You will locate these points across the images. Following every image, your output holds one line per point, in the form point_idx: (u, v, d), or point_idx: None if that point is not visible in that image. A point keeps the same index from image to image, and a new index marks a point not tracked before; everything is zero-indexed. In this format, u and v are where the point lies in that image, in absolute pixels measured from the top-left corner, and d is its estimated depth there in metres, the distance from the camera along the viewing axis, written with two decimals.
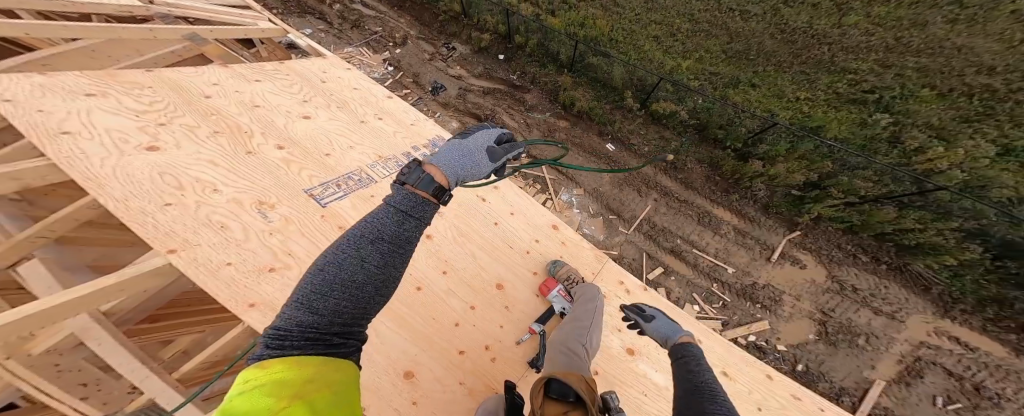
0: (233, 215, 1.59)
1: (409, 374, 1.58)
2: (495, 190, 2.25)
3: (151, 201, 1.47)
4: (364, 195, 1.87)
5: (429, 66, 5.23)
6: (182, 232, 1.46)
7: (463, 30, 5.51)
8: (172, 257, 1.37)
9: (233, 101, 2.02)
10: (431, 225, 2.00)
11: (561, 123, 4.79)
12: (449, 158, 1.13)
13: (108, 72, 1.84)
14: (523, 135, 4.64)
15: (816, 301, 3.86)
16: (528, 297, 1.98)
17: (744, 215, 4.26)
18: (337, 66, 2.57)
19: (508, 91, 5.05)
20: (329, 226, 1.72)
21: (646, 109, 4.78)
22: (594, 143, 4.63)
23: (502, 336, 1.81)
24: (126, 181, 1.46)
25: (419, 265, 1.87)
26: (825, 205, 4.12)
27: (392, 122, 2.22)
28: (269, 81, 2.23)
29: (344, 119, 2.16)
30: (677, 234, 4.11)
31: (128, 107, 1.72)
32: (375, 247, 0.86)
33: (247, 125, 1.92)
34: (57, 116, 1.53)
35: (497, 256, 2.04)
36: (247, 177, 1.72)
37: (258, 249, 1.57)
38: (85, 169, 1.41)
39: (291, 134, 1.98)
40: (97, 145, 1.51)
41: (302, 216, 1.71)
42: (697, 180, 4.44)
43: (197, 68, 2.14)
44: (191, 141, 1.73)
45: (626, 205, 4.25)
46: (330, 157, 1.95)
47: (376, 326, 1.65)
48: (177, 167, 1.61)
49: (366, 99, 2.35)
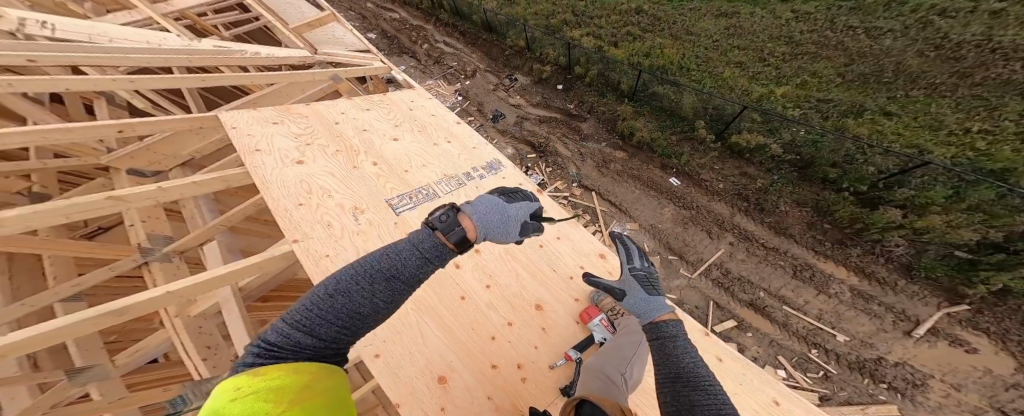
0: (335, 217, 1.92)
1: (442, 379, 1.68)
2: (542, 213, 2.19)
3: (291, 201, 1.92)
4: (427, 207, 2.06)
5: (492, 96, 5.58)
6: (303, 226, 1.85)
7: (526, 63, 5.88)
8: (294, 245, 1.76)
9: (351, 126, 2.47)
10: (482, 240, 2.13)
11: (617, 154, 4.62)
12: (481, 212, 1.17)
13: (288, 107, 2.49)
14: (576, 165, 4.57)
15: (989, 394, 2.81)
16: (567, 323, 1.93)
17: (866, 272, 3.40)
18: (421, 97, 2.94)
19: (565, 119, 5.09)
20: (398, 231, 1.91)
21: (722, 142, 4.37)
22: (656, 176, 4.33)
23: (535, 358, 1.79)
24: (280, 187, 1.96)
25: (466, 276, 2.00)
26: (1017, 276, 3.03)
27: (461, 146, 2.45)
28: (376, 111, 2.67)
29: (422, 142, 2.45)
30: (760, 285, 3.50)
31: (291, 131, 2.30)
32: (389, 286, 0.93)
33: (358, 145, 2.33)
34: (256, 138, 2.16)
35: (539, 278, 2.06)
36: (352, 187, 2.09)
37: (347, 246, 1.82)
38: (262, 176, 1.98)
39: (383, 153, 2.32)
40: (272, 159, 2.08)
41: (382, 221, 1.95)
42: (794, 225, 3.76)
43: (334, 101, 2.69)
44: (323, 157, 2.21)
45: (691, 246, 3.81)
46: (409, 174, 2.23)
47: (423, 329, 1.80)
48: (312, 180, 2.05)
49: (439, 125, 2.63)
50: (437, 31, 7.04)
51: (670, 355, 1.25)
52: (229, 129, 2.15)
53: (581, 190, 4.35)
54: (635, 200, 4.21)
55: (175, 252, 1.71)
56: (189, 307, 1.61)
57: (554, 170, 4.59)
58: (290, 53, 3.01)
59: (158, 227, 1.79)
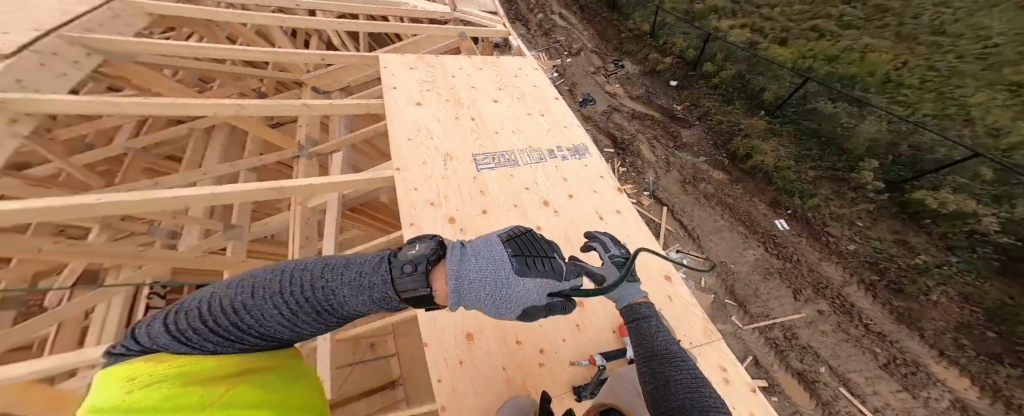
0: (427, 158, 2.09)
1: (469, 336, 1.77)
2: (618, 214, 2.06)
3: (403, 136, 2.15)
4: (505, 173, 2.13)
5: (589, 79, 6.11)
6: (403, 157, 2.06)
7: (640, 50, 6.40)
8: (395, 172, 1.98)
9: (462, 81, 2.58)
10: (541, 216, 2.01)
11: (715, 174, 4.73)
12: (477, 269, 0.91)
13: (424, 58, 2.74)
14: (657, 172, 4.81)
15: None
16: (603, 328, 1.88)
17: (998, 392, 3.01)
18: (529, 65, 2.89)
19: (663, 120, 5.38)
20: (475, 188, 2.03)
21: (895, 195, 4.14)
22: (758, 212, 4.34)
23: (560, 348, 1.78)
24: (398, 122, 2.22)
25: None
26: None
27: (554, 123, 2.43)
28: (487, 72, 2.72)
29: (518, 109, 2.47)
30: (821, 358, 3.32)
31: (419, 76, 2.56)
32: (317, 319, 0.71)
33: (464, 99, 2.45)
34: (393, 79, 2.49)
35: None
36: (451, 136, 2.22)
37: (432, 188, 1.97)
38: (390, 110, 2.28)
39: (482, 111, 2.40)
40: (398, 97, 2.37)
41: (465, 173, 2.08)
42: (935, 313, 3.46)
43: (456, 58, 2.83)
44: (435, 103, 2.39)
45: (759, 297, 3.72)
46: (498, 136, 2.28)
47: None
48: (423, 122, 2.26)
49: (539, 96, 2.61)
50: (575, 20, 7.35)
51: (645, 339, 1.21)
52: (382, 69, 2.55)
53: (650, 201, 4.54)
54: (714, 231, 4.25)
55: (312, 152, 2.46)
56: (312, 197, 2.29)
57: (629, 172, 4.85)
58: (433, 9, 3.46)
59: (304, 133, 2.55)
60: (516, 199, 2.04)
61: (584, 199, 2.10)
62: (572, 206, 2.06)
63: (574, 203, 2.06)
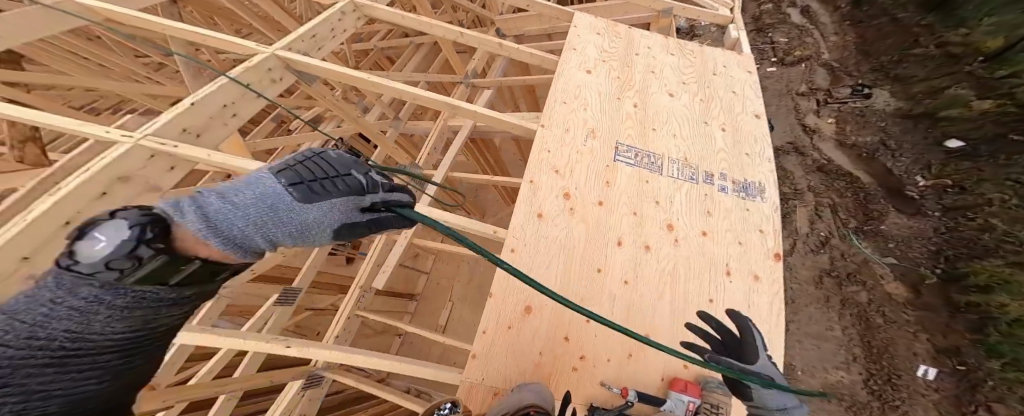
0: (571, 125, 2.00)
1: (526, 308, 1.70)
2: (753, 280, 1.73)
3: (559, 97, 2.07)
4: (642, 175, 1.91)
5: (786, 101, 5.03)
6: (550, 118, 2.01)
7: (919, 86, 4.59)
8: (539, 129, 1.96)
9: (647, 61, 2.30)
10: (658, 236, 1.80)
11: (892, 285, 3.91)
12: (238, 212, 0.79)
13: (613, 25, 2.44)
14: (795, 245, 4.24)
15: None
16: (655, 372, 1.62)
17: None
18: (741, 66, 2.37)
19: (871, 191, 4.33)
20: (602, 175, 1.89)
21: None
22: (904, 348, 3.67)
23: (601, 366, 1.61)
24: (564, 82, 2.13)
25: (620, 251, 1.76)
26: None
27: (730, 145, 2.04)
28: (679, 59, 2.35)
29: (696, 113, 2.13)
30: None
31: (603, 40, 2.36)
32: (51, 365, 0.61)
33: (638, 81, 2.20)
34: (578, 35, 2.35)
35: (676, 318, 1.65)
36: (606, 113, 2.06)
37: (563, 157, 1.91)
38: (562, 65, 2.19)
39: (652, 101, 2.13)
40: (574, 56, 2.24)
41: (601, 157, 1.93)
42: None
43: (650, 32, 2.48)
44: (606, 73, 2.20)
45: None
46: (654, 133, 2.03)
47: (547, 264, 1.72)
48: (584, 89, 2.12)
49: (730, 107, 2.18)
50: (830, 24, 5.42)
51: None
52: (571, 28, 2.38)
53: None
54: (815, 336, 3.85)
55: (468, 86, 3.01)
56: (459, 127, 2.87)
57: None
58: None
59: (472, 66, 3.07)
60: (638, 207, 1.84)
61: (720, 243, 1.81)
62: (705, 244, 1.80)
63: (700, 241, 1.80)
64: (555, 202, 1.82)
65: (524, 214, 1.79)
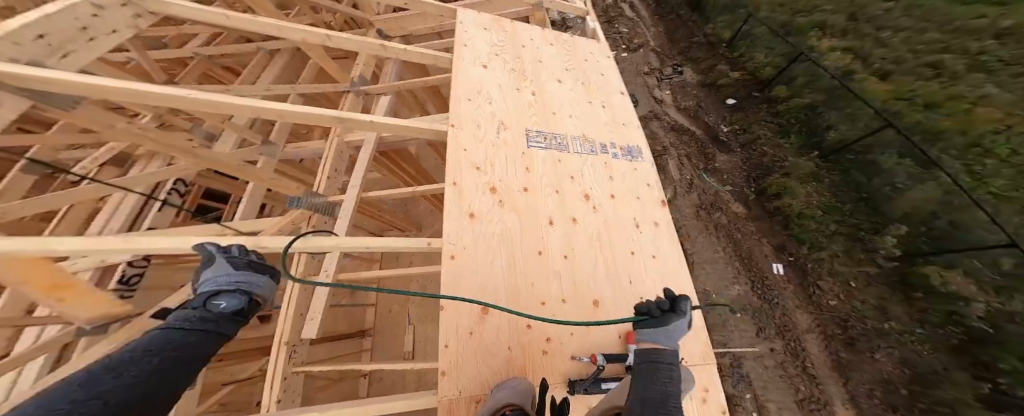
0: (480, 119, 2.02)
1: (484, 309, 1.64)
2: (655, 225, 2.08)
3: (463, 94, 2.08)
4: (555, 156, 2.07)
5: (639, 79, 6.18)
6: (459, 117, 2.00)
7: (707, 60, 6.12)
8: (450, 129, 1.92)
9: (535, 53, 2.51)
10: (582, 209, 1.98)
11: (735, 206, 4.83)
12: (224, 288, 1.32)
13: (499, 20, 2.60)
14: (676, 189, 5.03)
15: None
16: (612, 331, 1.77)
17: None
18: (603, 53, 2.81)
19: (702, 140, 5.46)
20: (521, 162, 1.97)
21: (905, 263, 3.91)
22: (760, 252, 4.47)
23: (566, 341, 1.68)
24: (462, 81, 2.12)
25: (555, 232, 1.88)
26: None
27: (615, 119, 2.40)
28: (559, 49, 2.63)
29: (581, 95, 2.42)
30: (758, 389, 3.74)
31: (490, 37, 2.46)
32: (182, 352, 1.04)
33: (530, 71, 2.37)
34: (465, 33, 2.40)
35: (614, 275, 1.86)
36: (510, 106, 2.15)
37: (480, 152, 1.92)
38: (455, 63, 2.20)
39: (546, 88, 2.33)
40: (465, 54, 2.28)
41: (515, 145, 2.01)
42: (867, 375, 3.64)
43: (531, 26, 2.71)
44: (501, 67, 2.31)
45: (725, 330, 4.08)
46: (555, 117, 2.23)
47: (494, 260, 1.72)
48: (484, 83, 2.17)
49: (605, 87, 2.56)
50: (650, 18, 6.91)
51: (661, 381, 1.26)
52: (458, 23, 2.45)
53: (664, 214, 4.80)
54: (708, 261, 4.52)
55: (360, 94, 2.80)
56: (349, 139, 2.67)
57: None
58: None
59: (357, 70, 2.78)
60: (558, 184, 1.99)
61: (625, 202, 2.10)
62: (617, 205, 2.07)
63: (612, 203, 2.07)
64: (485, 198, 1.82)
65: (456, 216, 1.74)
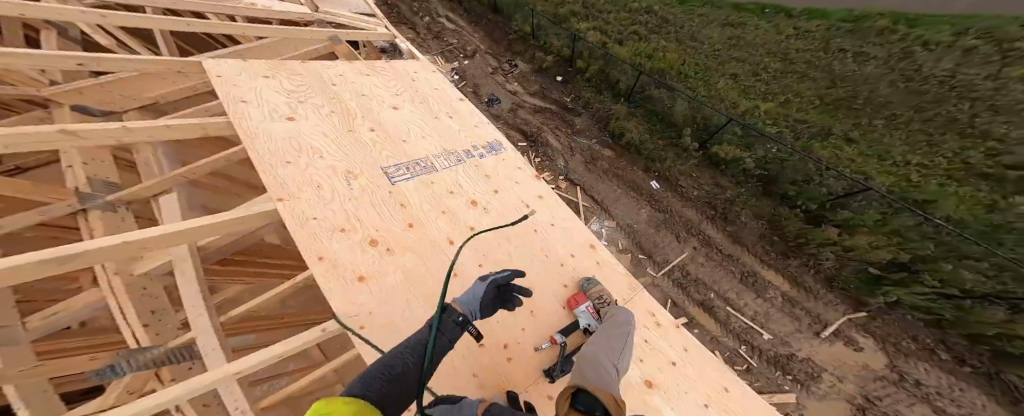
0: (323, 179, 1.85)
1: None
2: (541, 199, 2.35)
3: (279, 160, 1.84)
4: (425, 180, 2.06)
5: (490, 79, 6.42)
6: (289, 186, 1.76)
7: (528, 49, 6.76)
8: (279, 204, 1.67)
9: (349, 89, 2.42)
10: (476, 218, 2.03)
11: (606, 152, 5.51)
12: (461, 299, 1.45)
13: (279, 63, 2.40)
14: (564, 157, 5.39)
15: (860, 384, 3.74)
16: (555, 307, 1.98)
17: (796, 280, 4.34)
18: (425, 69, 2.92)
19: (560, 113, 5.95)
20: (393, 201, 1.90)
21: (705, 151, 5.33)
22: (638, 178, 5.21)
23: (522, 338, 1.81)
24: (266, 141, 1.89)
25: (456, 253, 1.89)
26: (910, 292, 4.05)
27: (461, 123, 2.50)
28: (377, 77, 2.61)
29: (422, 113, 2.46)
30: (713, 288, 4.29)
31: (284, 87, 2.24)
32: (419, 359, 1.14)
33: (355, 109, 2.29)
34: (241, 88, 2.11)
35: (529, 260, 2.09)
36: (345, 151, 2.01)
37: (336, 211, 1.75)
38: (245, 126, 1.92)
39: (382, 120, 2.29)
40: (259, 113, 2.02)
41: (374, 187, 1.91)
42: (752, 236, 4.66)
43: (332, 62, 2.60)
44: (315, 115, 2.14)
45: (659, 248, 4.58)
46: (405, 143, 2.21)
47: (405, 303, 1.61)
48: (300, 137, 1.98)
49: (441, 98, 2.66)
50: (467, 25, 7.38)
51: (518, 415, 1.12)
52: (213, 77, 2.11)
53: (567, 185, 5.10)
54: (616, 199, 5.01)
55: (118, 202, 1.93)
56: (130, 267, 2.05)
57: (543, 161, 5.35)
58: (288, 9, 3.67)
59: (98, 173, 1.98)
60: (442, 205, 1.99)
61: (507, 191, 2.26)
62: (495, 200, 2.19)
63: (497, 198, 2.19)
64: (368, 254, 1.68)
65: (342, 290, 1.54)
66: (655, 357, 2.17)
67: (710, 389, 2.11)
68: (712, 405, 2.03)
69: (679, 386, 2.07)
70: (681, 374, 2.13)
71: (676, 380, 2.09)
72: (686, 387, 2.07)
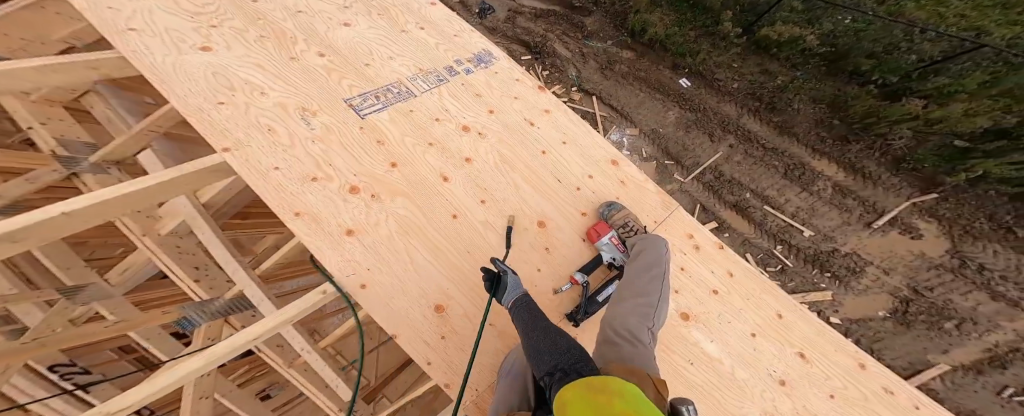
0: (278, 120, 1.60)
1: (440, 308, 1.52)
2: (546, 115, 2.11)
3: (206, 100, 1.55)
4: (403, 109, 1.80)
5: None
6: (234, 132, 1.52)
7: None
8: (227, 156, 1.45)
9: (280, 6, 2.00)
10: (469, 148, 1.82)
11: (624, 53, 4.64)
12: None
13: None
14: (576, 66, 4.60)
15: (909, 276, 3.37)
16: (573, 240, 1.80)
17: (856, 169, 3.74)
18: None
19: (566, 15, 4.99)
20: (369, 139, 1.67)
21: (750, 36, 4.35)
22: (665, 77, 4.44)
23: (538, 281, 1.66)
24: (182, 77, 1.58)
25: (456, 192, 1.71)
26: (1004, 162, 3.31)
27: (434, 33, 2.09)
28: None
29: (384, 26, 2.06)
30: (748, 187, 3.78)
31: (183, 8, 1.81)
32: None
33: (291, 31, 1.90)
34: (125, 14, 1.69)
35: (540, 189, 1.87)
36: (290, 83, 1.72)
37: (302, 157, 1.55)
38: (147, 62, 1.57)
39: (333, 42, 1.92)
40: (161, 44, 1.65)
41: (342, 125, 1.66)
42: (803, 124, 3.99)
43: None
44: (240, 43, 1.77)
45: (689, 151, 4.00)
46: (370, 68, 1.87)
47: (411, 253, 1.53)
48: (230, 71, 1.66)
49: (408, 7, 2.19)
50: None
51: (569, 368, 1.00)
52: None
53: (580, 95, 4.43)
54: (638, 104, 4.32)
55: (107, 163, 1.71)
56: (154, 226, 1.72)
57: (552, 74, 4.61)
58: None
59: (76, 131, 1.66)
60: (428, 136, 1.76)
61: (506, 110, 2.04)
62: (495, 121, 1.96)
63: (497, 119, 1.97)
64: (348, 205, 1.51)
65: (331, 245, 1.43)
66: (693, 285, 1.97)
67: (759, 317, 1.94)
68: (759, 332, 1.89)
69: (722, 315, 1.92)
70: (723, 303, 1.96)
71: (719, 310, 1.94)
72: (730, 317, 1.92)
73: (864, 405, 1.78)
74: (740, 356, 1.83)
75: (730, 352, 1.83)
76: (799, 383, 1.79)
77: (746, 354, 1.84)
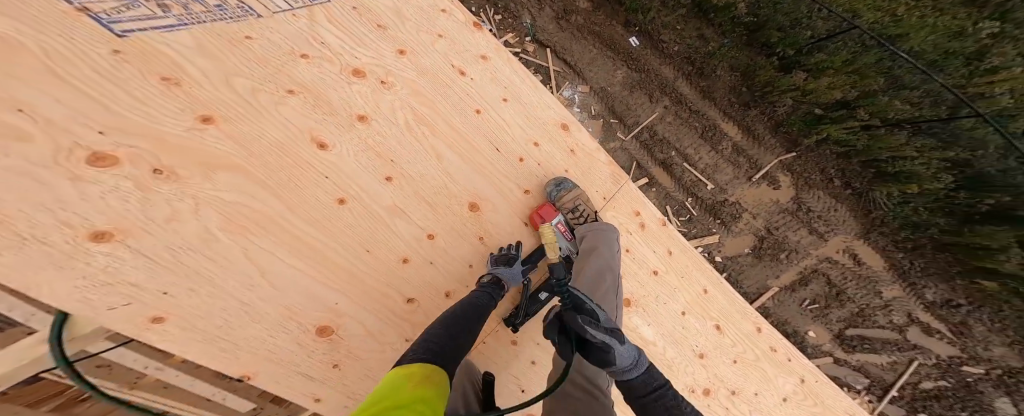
0: None
1: (325, 331, 1.32)
2: (483, 62, 1.79)
3: None
4: (230, 33, 1.36)
5: None
6: None
7: None
8: None
9: None
10: (359, 100, 1.52)
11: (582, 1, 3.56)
12: None
13: None
14: (532, 15, 3.54)
15: (768, 217, 3.05)
16: (512, 223, 1.64)
17: (751, 130, 3.15)
18: None
19: None
20: (149, 67, 1.19)
21: None
22: (617, 35, 3.45)
23: (470, 281, 1.54)
24: None
25: (355, 164, 1.46)
26: (841, 128, 2.87)
27: None
28: None
29: None
30: (674, 145, 3.18)
31: None
32: None
33: None
34: None
35: (468, 159, 1.62)
36: None
37: None
38: None
39: None
40: None
41: (77, 50, 1.07)
42: (719, 89, 3.22)
43: None
44: None
45: (632, 109, 3.27)
46: None
47: (269, 265, 1.27)
48: None
49: None
50: None
51: None
52: None
53: (534, 46, 3.47)
54: (592, 63, 3.44)
55: None
56: None
57: (504, 19, 3.54)
58: None
59: None
60: (290, 81, 1.44)
61: (423, 54, 1.69)
62: (399, 64, 1.63)
63: (410, 64, 1.65)
64: (124, 205, 1.08)
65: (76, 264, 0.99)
66: (636, 266, 1.77)
67: (689, 295, 1.85)
68: (687, 310, 1.81)
69: (660, 297, 1.78)
70: (662, 284, 1.81)
71: (658, 291, 1.78)
72: (666, 298, 1.79)
73: (748, 364, 1.87)
74: (670, 336, 1.75)
75: (663, 332, 1.74)
76: (713, 354, 1.81)
77: (677, 333, 1.77)
